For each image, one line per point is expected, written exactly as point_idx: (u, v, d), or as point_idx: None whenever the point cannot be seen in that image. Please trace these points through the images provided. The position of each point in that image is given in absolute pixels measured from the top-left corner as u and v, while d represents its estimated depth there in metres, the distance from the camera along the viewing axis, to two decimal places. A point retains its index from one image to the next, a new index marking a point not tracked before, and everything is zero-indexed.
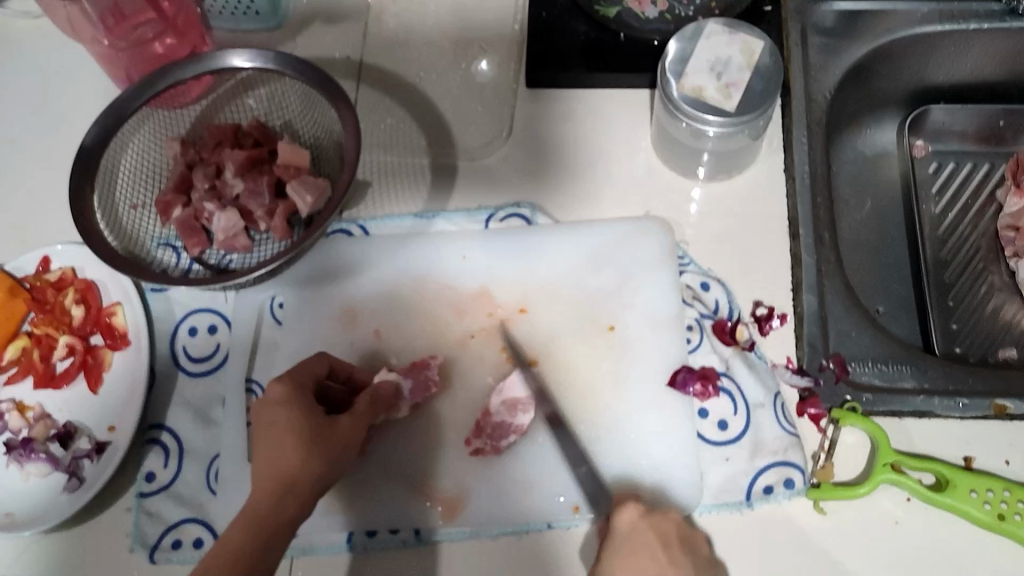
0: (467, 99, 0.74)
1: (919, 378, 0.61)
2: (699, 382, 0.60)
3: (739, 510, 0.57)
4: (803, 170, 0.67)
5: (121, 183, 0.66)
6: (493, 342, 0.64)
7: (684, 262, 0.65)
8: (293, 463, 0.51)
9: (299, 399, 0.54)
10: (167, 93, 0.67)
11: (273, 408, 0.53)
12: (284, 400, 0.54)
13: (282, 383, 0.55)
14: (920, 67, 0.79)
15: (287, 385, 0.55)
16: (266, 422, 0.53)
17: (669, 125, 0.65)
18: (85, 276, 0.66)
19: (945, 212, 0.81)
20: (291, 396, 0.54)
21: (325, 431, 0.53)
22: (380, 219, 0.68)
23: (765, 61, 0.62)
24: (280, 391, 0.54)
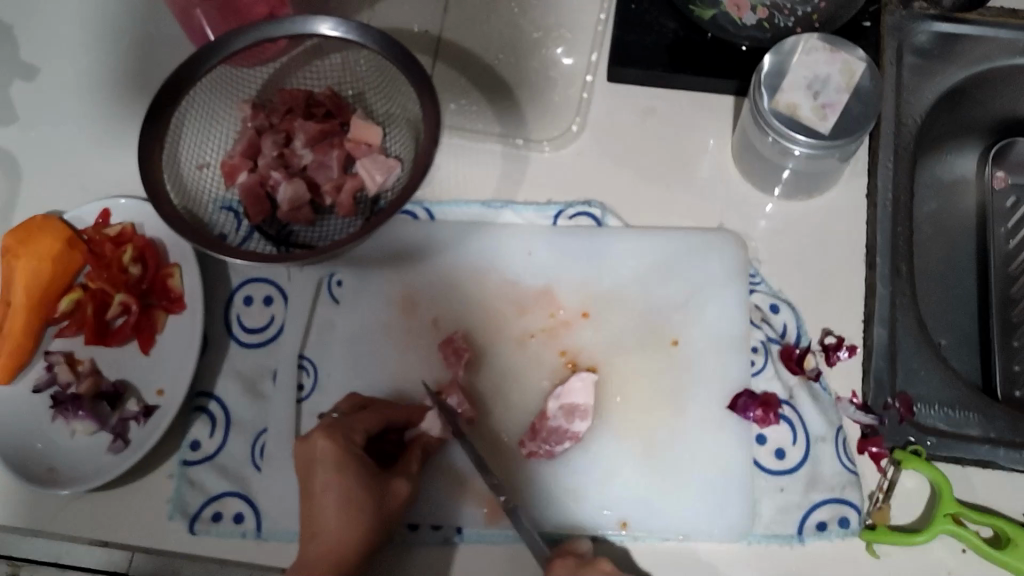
0: (542, 87, 0.72)
1: (984, 427, 0.60)
2: (760, 409, 0.59)
3: (789, 544, 0.56)
4: (886, 197, 0.66)
5: (187, 141, 0.64)
6: (553, 344, 0.62)
7: (754, 281, 0.64)
8: (349, 537, 0.51)
9: (354, 464, 0.53)
10: (243, 53, 0.65)
11: (326, 469, 0.53)
12: (337, 462, 0.53)
13: (336, 441, 0.53)
14: (1013, 98, 0.77)
15: (342, 444, 0.53)
16: (318, 482, 0.53)
17: (755, 138, 0.63)
18: (143, 234, 0.64)
19: (1019, 248, 0.79)
20: (343, 459, 0.53)
21: (377, 499, 0.53)
22: (445, 204, 0.67)
23: (865, 83, 0.60)
24: (330, 452, 0.53)
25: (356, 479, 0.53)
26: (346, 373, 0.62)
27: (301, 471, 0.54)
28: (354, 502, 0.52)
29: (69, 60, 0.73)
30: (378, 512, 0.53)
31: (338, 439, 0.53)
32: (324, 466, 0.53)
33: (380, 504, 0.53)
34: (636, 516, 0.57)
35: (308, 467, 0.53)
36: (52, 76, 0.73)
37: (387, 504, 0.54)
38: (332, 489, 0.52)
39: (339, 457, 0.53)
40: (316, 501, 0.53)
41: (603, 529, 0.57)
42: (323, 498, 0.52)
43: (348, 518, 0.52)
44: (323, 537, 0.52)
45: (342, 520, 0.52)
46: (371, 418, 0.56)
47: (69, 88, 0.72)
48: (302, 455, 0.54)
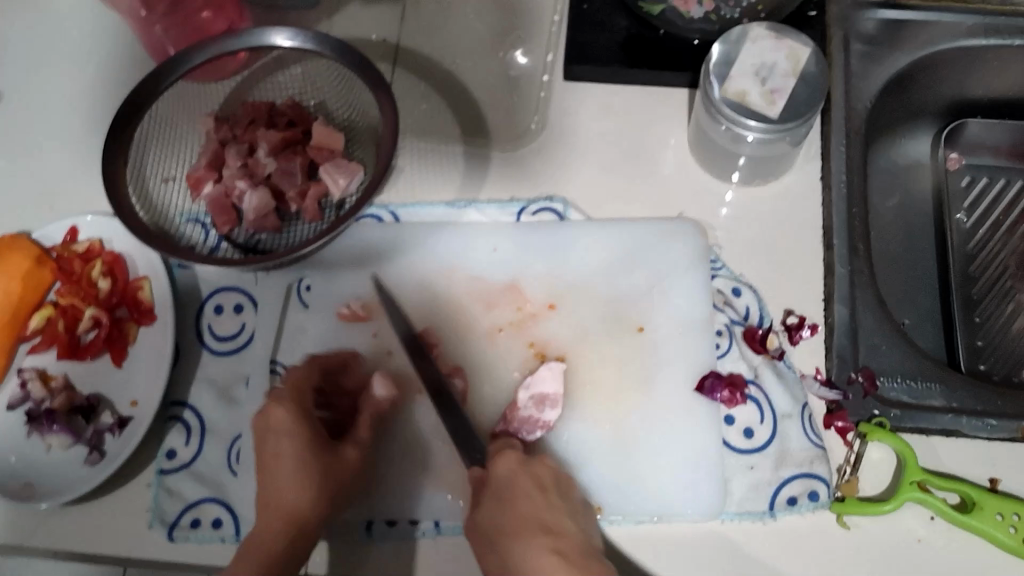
0: (501, 89, 0.73)
1: (947, 397, 0.61)
2: (726, 389, 0.60)
3: (761, 519, 0.57)
4: (840, 179, 0.67)
5: (152, 156, 0.65)
6: (521, 337, 0.63)
7: (716, 266, 0.65)
8: (303, 502, 0.52)
9: (304, 426, 0.55)
10: (203, 67, 0.66)
11: (281, 436, 0.54)
12: (286, 428, 0.55)
13: (289, 409, 0.55)
14: (960, 80, 0.78)
15: (295, 410, 0.55)
16: (270, 446, 0.54)
17: (709, 127, 0.65)
18: (112, 248, 0.65)
19: (976, 227, 0.81)
20: (298, 425, 0.55)
21: (328, 464, 0.54)
22: (409, 206, 0.68)
23: (811, 68, 0.62)
24: (286, 419, 0.55)
25: (304, 441, 0.54)
26: None
27: (257, 439, 0.55)
28: (303, 462, 0.53)
29: (32, 83, 0.74)
30: (328, 478, 0.54)
31: (292, 407, 0.55)
32: (274, 431, 0.55)
33: (330, 468, 0.54)
34: (609, 501, 0.58)
35: (263, 436, 0.55)
36: (15, 99, 0.73)
37: (336, 470, 0.55)
38: (284, 455, 0.54)
39: (293, 422, 0.55)
40: (269, 469, 0.54)
41: None
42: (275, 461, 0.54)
43: (298, 483, 0.53)
44: (275, 501, 0.52)
45: (295, 484, 0.53)
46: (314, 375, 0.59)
47: (33, 110, 0.73)
48: (260, 426, 0.55)
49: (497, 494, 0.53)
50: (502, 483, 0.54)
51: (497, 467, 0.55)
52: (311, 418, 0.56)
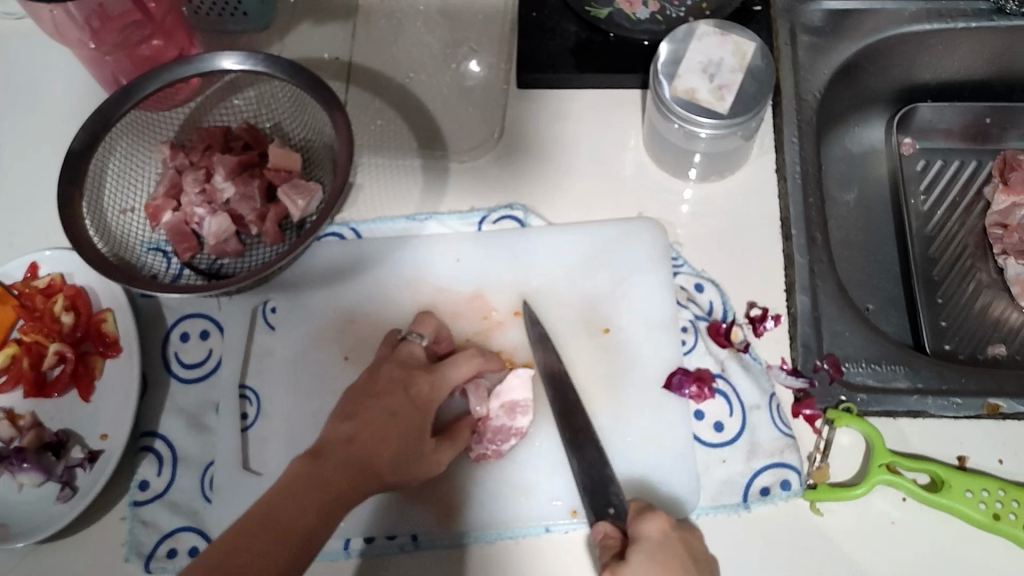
0: (457, 101, 0.74)
1: (913, 378, 0.61)
2: (695, 384, 0.60)
3: (736, 512, 0.57)
4: (795, 170, 0.68)
5: (109, 187, 0.65)
6: (488, 345, 0.64)
7: (678, 263, 0.66)
8: (376, 464, 0.53)
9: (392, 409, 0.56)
10: (155, 95, 0.66)
11: (398, 398, 0.56)
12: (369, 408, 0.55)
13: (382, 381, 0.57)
14: (908, 65, 0.80)
15: (424, 384, 0.57)
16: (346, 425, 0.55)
17: (662, 126, 0.65)
18: (73, 282, 0.65)
19: (933, 209, 0.82)
20: (421, 404, 0.56)
21: (415, 454, 0.55)
22: (370, 222, 0.68)
23: (757, 62, 0.63)
24: (423, 388, 0.57)
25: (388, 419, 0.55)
26: (288, 396, 0.63)
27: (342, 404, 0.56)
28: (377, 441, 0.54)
29: None
30: (409, 466, 0.55)
31: (433, 381, 0.57)
32: (381, 392, 0.57)
33: (418, 459, 0.55)
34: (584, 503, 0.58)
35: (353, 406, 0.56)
36: None
37: (422, 466, 0.55)
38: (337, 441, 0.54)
39: (417, 396, 0.57)
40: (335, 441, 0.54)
41: (555, 519, 0.58)
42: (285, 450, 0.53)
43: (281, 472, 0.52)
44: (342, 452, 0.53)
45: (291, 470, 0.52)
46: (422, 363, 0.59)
47: None
48: (388, 378, 0.57)
49: (647, 552, 0.51)
50: (649, 543, 0.52)
51: (643, 527, 0.53)
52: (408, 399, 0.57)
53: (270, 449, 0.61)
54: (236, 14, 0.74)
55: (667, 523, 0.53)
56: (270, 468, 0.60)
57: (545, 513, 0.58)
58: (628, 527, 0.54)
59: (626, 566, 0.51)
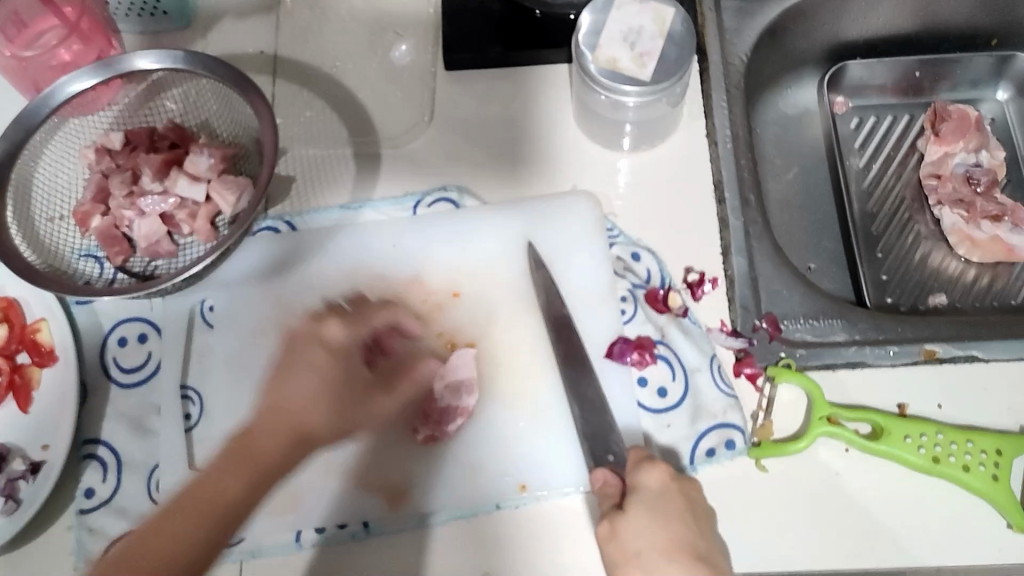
0: (386, 86, 0.73)
1: (849, 330, 0.63)
2: (635, 351, 0.61)
3: (683, 475, 0.58)
4: (724, 135, 0.68)
5: (36, 197, 0.64)
6: (429, 328, 0.63)
7: (613, 234, 0.66)
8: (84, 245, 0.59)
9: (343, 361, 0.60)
10: (77, 100, 0.65)
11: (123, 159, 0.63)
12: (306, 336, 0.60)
13: (342, 330, 0.60)
14: (834, 23, 0.81)
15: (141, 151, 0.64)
16: (304, 359, 0.59)
17: (589, 98, 0.65)
18: (5, 294, 0.64)
19: (868, 166, 0.82)
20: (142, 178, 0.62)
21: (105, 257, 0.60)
22: (305, 214, 0.68)
23: (678, 27, 0.63)
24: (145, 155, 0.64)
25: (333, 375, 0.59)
26: (230, 394, 0.62)
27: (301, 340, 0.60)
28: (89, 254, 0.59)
29: None
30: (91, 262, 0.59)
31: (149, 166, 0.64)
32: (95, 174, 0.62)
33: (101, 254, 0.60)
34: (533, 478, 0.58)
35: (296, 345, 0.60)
36: None
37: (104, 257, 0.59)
38: (315, 369, 0.59)
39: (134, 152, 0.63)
40: (288, 374, 0.59)
41: (504, 496, 0.58)
42: (305, 373, 0.59)
43: (312, 403, 0.58)
44: (285, 409, 0.58)
45: (309, 399, 0.58)
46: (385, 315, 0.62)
47: None
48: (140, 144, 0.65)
49: (648, 504, 0.52)
50: (646, 496, 0.52)
51: (642, 477, 0.53)
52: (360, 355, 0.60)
53: (215, 448, 0.60)
54: (156, 13, 0.74)
55: (665, 474, 0.53)
56: None
57: (496, 488, 0.58)
58: (627, 476, 0.54)
59: (625, 517, 0.52)
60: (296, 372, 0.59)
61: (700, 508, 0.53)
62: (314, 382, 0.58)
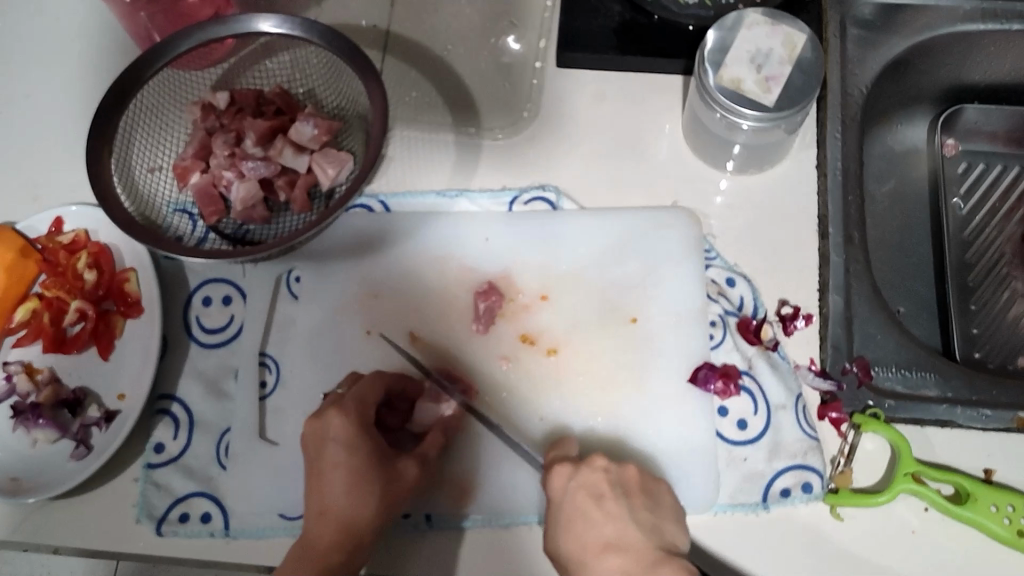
0: (493, 75, 0.72)
1: (942, 387, 0.60)
2: (720, 380, 0.59)
3: (754, 511, 0.56)
4: (836, 166, 0.66)
5: (138, 147, 0.64)
6: (513, 326, 0.63)
7: (710, 255, 0.64)
8: None
9: (362, 443, 0.54)
10: (189, 55, 0.65)
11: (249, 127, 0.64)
12: (314, 424, 0.55)
13: (346, 418, 0.55)
14: (957, 66, 0.77)
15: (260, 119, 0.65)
16: (327, 457, 0.54)
17: (704, 115, 0.64)
18: (98, 240, 0.64)
19: (972, 213, 0.80)
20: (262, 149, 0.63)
21: None
22: (399, 195, 0.67)
23: (807, 55, 0.61)
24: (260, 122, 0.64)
25: (367, 456, 0.54)
26: (307, 368, 0.62)
27: (311, 447, 0.55)
28: None
29: (15, 70, 0.73)
30: None
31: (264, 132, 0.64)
32: None
33: None
34: None
35: (317, 440, 0.55)
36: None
37: None
38: (343, 467, 0.53)
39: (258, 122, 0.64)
40: (325, 478, 0.54)
41: None
42: (332, 474, 0.53)
43: (356, 498, 0.53)
44: (330, 511, 0.53)
45: (349, 497, 0.53)
46: (379, 390, 0.57)
47: (17, 98, 0.72)
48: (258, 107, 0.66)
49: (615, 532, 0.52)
50: (556, 505, 0.53)
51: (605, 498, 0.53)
52: (370, 428, 0.55)
53: (286, 420, 0.60)
54: None
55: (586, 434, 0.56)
56: (286, 438, 0.60)
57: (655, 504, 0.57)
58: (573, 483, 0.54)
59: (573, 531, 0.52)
60: (324, 453, 0.54)
61: (608, 491, 0.53)
62: (342, 481, 0.53)
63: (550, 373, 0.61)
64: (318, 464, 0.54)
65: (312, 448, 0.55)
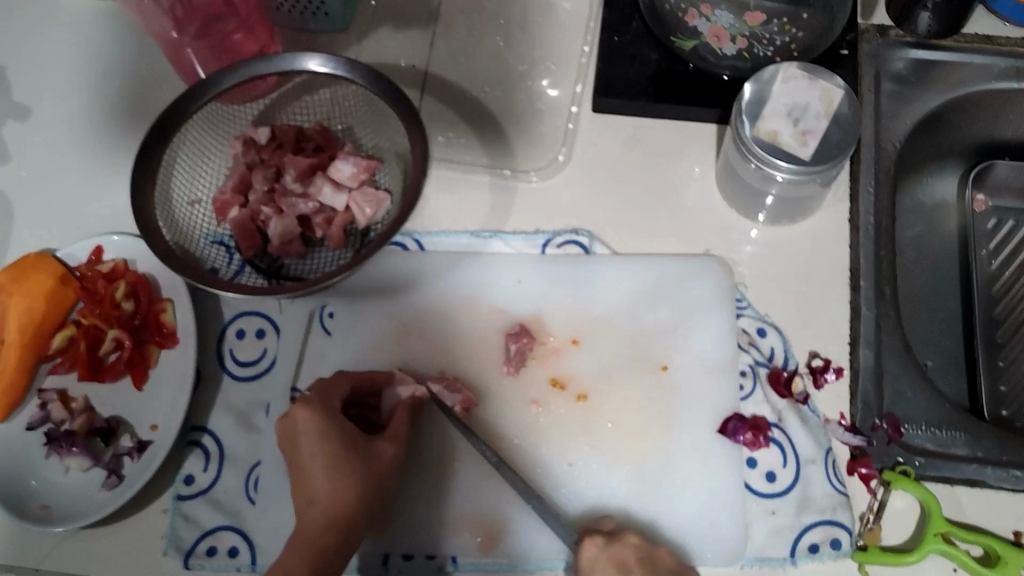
0: (528, 118, 0.73)
1: (971, 446, 0.60)
2: (750, 432, 0.59)
3: (782, 566, 0.56)
4: (869, 221, 0.67)
5: (179, 178, 0.65)
6: (544, 369, 0.63)
7: (741, 306, 0.65)
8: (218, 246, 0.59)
9: (334, 431, 0.55)
10: (233, 89, 0.66)
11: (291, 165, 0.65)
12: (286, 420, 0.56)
13: (312, 409, 0.55)
14: (991, 122, 0.78)
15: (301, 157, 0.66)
16: (303, 448, 0.55)
17: (739, 165, 0.64)
18: (136, 269, 0.65)
19: (1001, 269, 0.80)
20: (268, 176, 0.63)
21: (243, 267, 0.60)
22: (435, 235, 0.68)
23: (845, 110, 0.61)
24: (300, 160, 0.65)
25: (337, 441, 0.55)
26: None
27: (286, 441, 0.56)
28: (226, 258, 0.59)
29: (59, 98, 0.74)
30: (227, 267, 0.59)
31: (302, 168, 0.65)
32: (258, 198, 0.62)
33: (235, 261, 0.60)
34: None
35: (291, 432, 0.55)
36: (40, 115, 0.74)
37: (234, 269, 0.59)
38: (318, 454, 0.54)
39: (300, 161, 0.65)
40: (306, 470, 0.54)
41: None
42: (312, 463, 0.54)
43: (337, 481, 0.53)
44: (313, 503, 0.53)
45: (331, 483, 0.53)
46: (344, 386, 0.58)
47: (61, 126, 0.73)
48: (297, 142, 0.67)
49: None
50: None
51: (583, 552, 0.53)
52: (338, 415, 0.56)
53: None
54: (318, 14, 0.74)
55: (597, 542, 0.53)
56: None
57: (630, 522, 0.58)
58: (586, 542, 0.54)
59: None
60: (300, 443, 0.55)
61: (638, 565, 0.52)
62: (320, 471, 0.54)
63: (580, 417, 0.61)
64: (294, 452, 0.55)
65: (289, 443, 0.56)
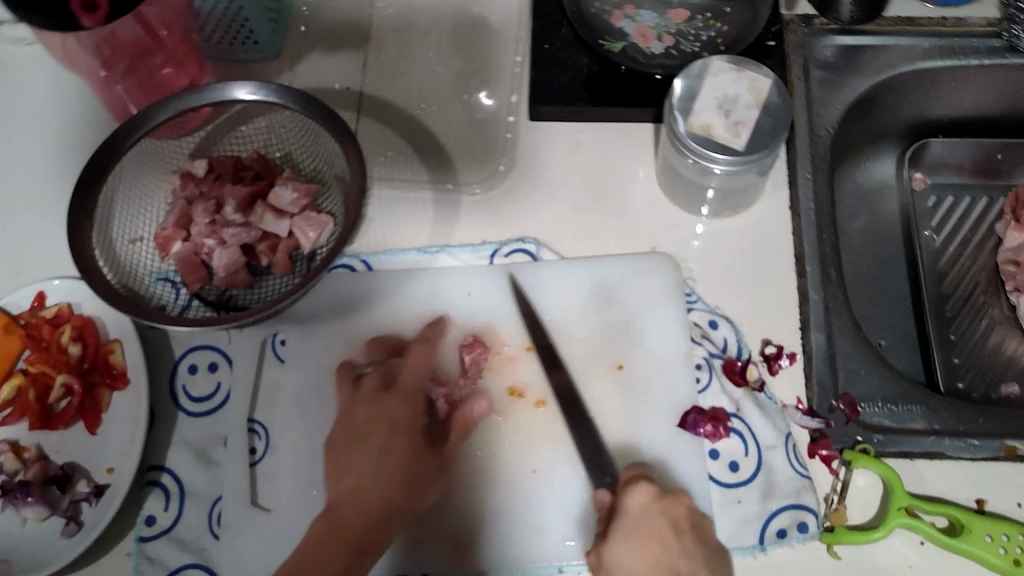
0: (467, 130, 0.74)
1: (928, 418, 0.61)
2: (709, 423, 0.60)
3: (752, 554, 0.56)
4: (808, 207, 0.68)
5: (118, 218, 0.64)
6: (501, 379, 0.63)
7: (691, 300, 0.65)
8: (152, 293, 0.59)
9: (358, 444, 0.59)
10: (167, 124, 0.66)
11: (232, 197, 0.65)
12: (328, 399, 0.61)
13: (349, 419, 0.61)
14: (920, 102, 0.79)
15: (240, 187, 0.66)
16: (341, 457, 0.59)
17: (677, 161, 0.65)
18: (82, 312, 0.64)
19: (945, 244, 0.81)
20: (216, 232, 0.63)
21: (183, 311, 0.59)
22: (382, 254, 0.67)
23: (774, 99, 0.62)
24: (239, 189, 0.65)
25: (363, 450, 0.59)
26: (296, 433, 0.62)
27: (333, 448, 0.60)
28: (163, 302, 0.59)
29: None
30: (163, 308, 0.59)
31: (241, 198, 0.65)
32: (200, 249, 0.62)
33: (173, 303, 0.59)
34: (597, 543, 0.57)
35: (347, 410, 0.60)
36: None
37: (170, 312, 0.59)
38: (344, 464, 0.59)
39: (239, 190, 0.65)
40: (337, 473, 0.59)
41: (568, 560, 0.57)
42: (338, 469, 0.59)
43: (350, 489, 0.58)
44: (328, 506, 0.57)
45: (348, 486, 0.58)
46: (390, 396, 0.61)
47: None
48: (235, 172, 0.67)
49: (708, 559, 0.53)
50: (628, 518, 0.54)
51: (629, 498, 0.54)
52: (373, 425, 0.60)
53: (279, 486, 0.60)
54: (248, 42, 0.75)
55: (650, 492, 0.55)
56: (279, 504, 0.60)
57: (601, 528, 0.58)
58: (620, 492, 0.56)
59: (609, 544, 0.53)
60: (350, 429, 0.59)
61: (688, 527, 0.54)
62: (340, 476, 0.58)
63: (541, 423, 0.61)
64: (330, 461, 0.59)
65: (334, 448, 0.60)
